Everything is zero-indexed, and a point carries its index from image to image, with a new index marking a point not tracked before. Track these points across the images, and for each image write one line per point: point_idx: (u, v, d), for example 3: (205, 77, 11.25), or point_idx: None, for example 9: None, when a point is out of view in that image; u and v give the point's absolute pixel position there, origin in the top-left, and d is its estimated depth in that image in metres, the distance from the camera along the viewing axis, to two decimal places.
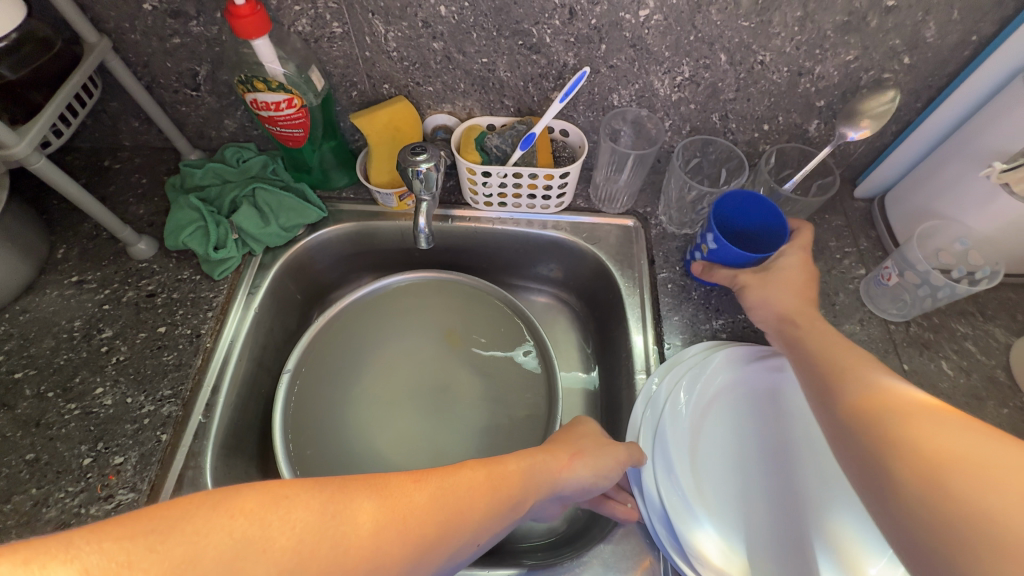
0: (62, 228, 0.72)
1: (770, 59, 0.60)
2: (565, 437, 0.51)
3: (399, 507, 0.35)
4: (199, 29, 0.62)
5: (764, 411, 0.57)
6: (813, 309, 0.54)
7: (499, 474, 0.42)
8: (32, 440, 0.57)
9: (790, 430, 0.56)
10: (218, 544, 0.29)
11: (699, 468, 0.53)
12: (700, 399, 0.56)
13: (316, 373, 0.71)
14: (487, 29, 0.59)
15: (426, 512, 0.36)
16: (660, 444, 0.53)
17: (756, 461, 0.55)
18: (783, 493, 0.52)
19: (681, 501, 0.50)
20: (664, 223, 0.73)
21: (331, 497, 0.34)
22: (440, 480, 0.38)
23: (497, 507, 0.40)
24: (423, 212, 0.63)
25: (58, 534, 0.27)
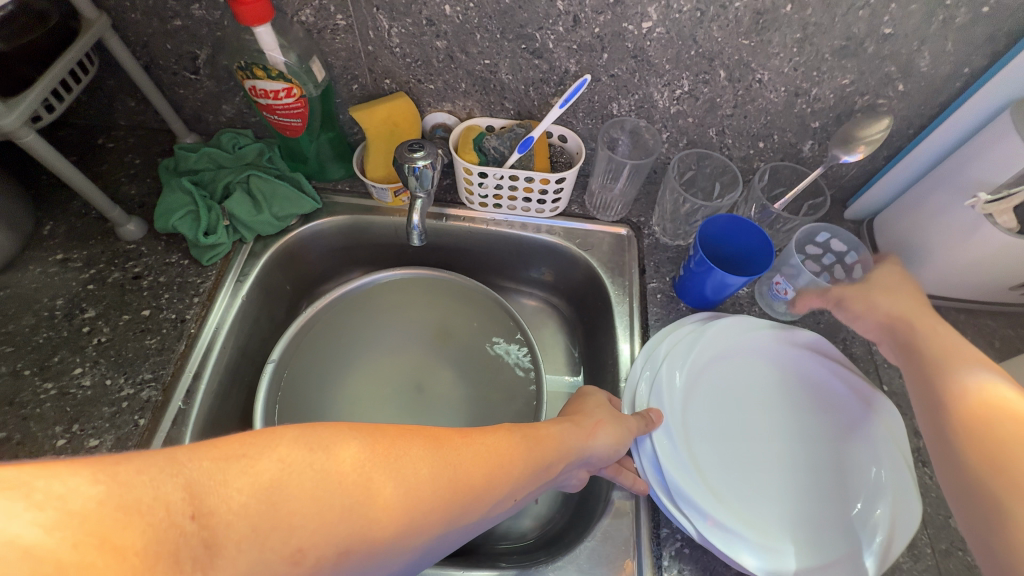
0: (49, 205, 0.71)
1: (768, 78, 0.61)
2: (585, 408, 0.53)
3: (445, 454, 0.37)
4: (201, 13, 0.61)
5: (757, 398, 0.59)
6: (913, 302, 0.52)
7: (534, 436, 0.45)
8: (6, 417, 0.56)
9: (781, 423, 0.58)
10: (306, 470, 0.31)
11: (691, 428, 0.56)
12: (695, 373, 0.59)
13: (304, 348, 0.72)
14: (491, 31, 0.59)
15: (469, 462, 0.38)
16: (656, 397, 0.57)
17: (745, 427, 0.57)
18: (767, 464, 0.55)
19: (675, 458, 0.53)
20: (657, 233, 0.74)
21: (392, 441, 0.36)
22: (478, 436, 0.41)
23: (531, 466, 0.42)
24: (418, 210, 0.63)
25: (158, 450, 0.28)
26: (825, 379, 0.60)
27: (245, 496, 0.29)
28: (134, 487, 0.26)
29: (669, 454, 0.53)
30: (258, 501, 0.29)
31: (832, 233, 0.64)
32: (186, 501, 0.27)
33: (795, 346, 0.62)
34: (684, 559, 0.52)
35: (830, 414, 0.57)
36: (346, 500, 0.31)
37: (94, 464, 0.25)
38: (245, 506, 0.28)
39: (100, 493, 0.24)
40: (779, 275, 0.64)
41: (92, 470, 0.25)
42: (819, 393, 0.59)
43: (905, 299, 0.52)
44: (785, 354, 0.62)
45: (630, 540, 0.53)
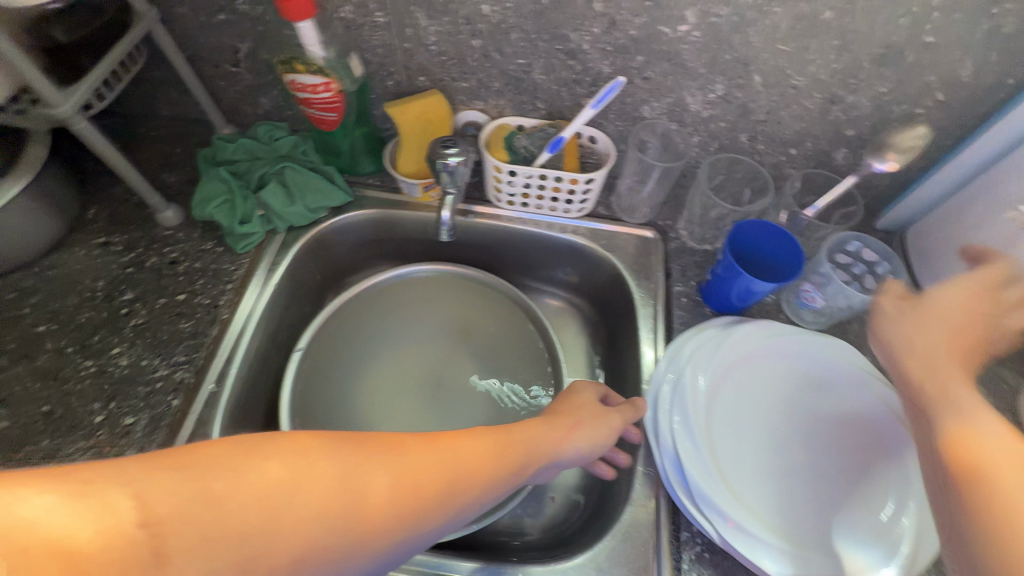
0: (93, 190, 0.74)
1: (804, 84, 0.61)
2: (564, 409, 0.53)
3: (404, 460, 0.37)
4: (244, 7, 0.62)
5: (783, 402, 0.59)
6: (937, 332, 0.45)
7: (504, 440, 0.44)
8: (50, 392, 0.59)
9: (809, 428, 0.57)
10: (258, 483, 0.31)
11: (714, 430, 0.56)
12: (721, 375, 0.59)
13: (332, 338, 0.74)
14: (527, 31, 0.59)
15: (432, 469, 0.38)
16: (678, 398, 0.57)
17: (770, 430, 0.57)
18: (791, 467, 0.54)
19: (697, 459, 0.53)
20: (684, 237, 0.74)
21: (351, 451, 0.36)
22: (443, 443, 0.40)
23: (498, 470, 0.42)
24: (448, 205, 0.64)
25: (112, 460, 0.28)
26: (852, 384, 0.59)
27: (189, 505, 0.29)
28: (81, 500, 0.26)
29: (689, 455, 0.54)
30: (198, 514, 0.29)
31: (863, 243, 0.63)
32: (130, 515, 0.27)
33: (822, 352, 0.61)
34: (704, 563, 0.52)
35: (857, 419, 0.57)
36: (301, 509, 0.32)
37: (46, 476, 0.26)
38: (190, 518, 0.28)
39: (47, 505, 0.25)
40: (808, 283, 0.64)
41: (41, 482, 0.25)
42: (845, 398, 0.58)
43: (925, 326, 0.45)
44: (812, 359, 0.61)
45: (649, 541, 0.53)
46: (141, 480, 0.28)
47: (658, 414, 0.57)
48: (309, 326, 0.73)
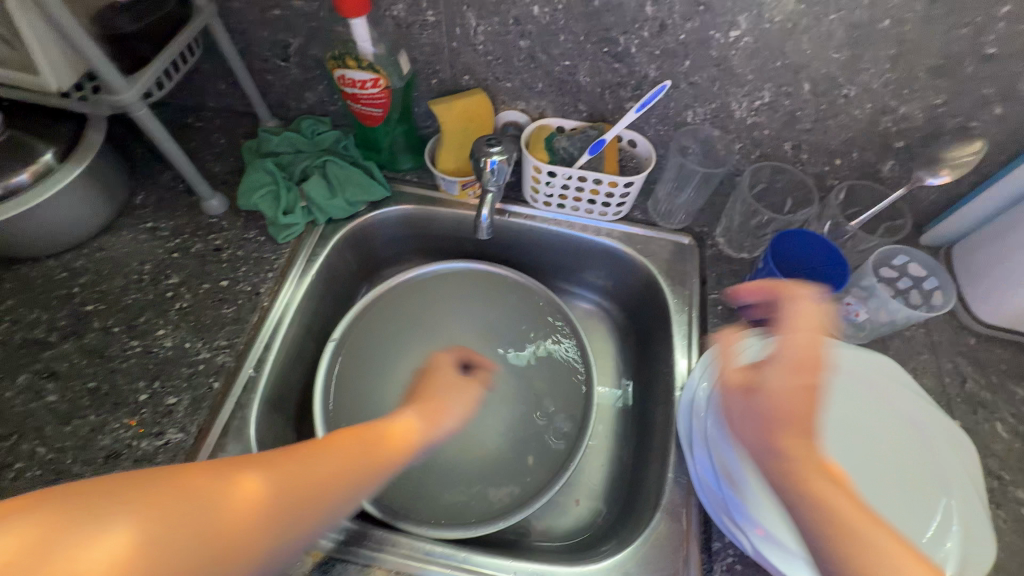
0: (143, 176, 0.77)
1: (855, 94, 0.60)
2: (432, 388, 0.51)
3: (264, 475, 0.38)
4: (299, 4, 0.64)
5: (828, 414, 0.57)
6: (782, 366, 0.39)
7: (360, 433, 0.43)
8: (96, 369, 0.61)
9: (857, 442, 0.55)
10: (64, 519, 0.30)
11: None
12: None
13: (366, 329, 0.74)
14: (576, 33, 0.60)
15: (295, 477, 0.38)
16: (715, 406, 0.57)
17: (812, 441, 0.56)
18: (834, 480, 0.53)
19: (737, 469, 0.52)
20: (721, 244, 0.73)
21: (177, 485, 0.35)
22: (302, 448, 0.40)
23: (373, 467, 0.42)
24: (488, 203, 0.65)
25: None
26: (898, 398, 0.58)
27: None
28: None
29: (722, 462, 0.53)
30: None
31: (910, 257, 0.62)
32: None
33: (867, 364, 0.60)
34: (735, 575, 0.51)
35: (904, 434, 0.55)
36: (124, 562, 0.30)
37: None
38: None
39: None
40: (851, 296, 0.63)
41: None
42: (891, 411, 0.57)
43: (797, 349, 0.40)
44: (857, 369, 0.59)
45: (680, 549, 0.53)
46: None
47: (693, 420, 0.57)
48: (345, 317, 0.74)
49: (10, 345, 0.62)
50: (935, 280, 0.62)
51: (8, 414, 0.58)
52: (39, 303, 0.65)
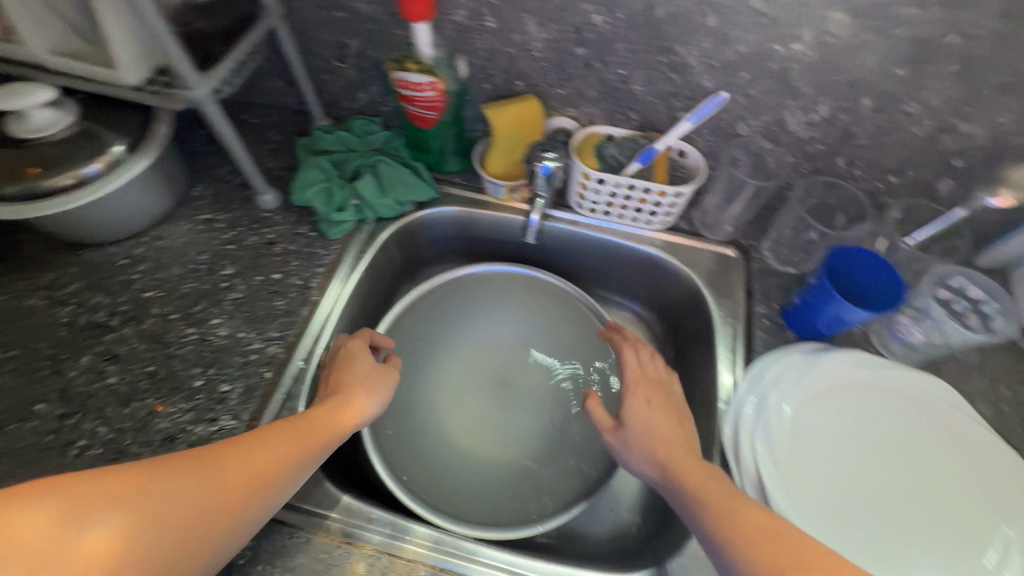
0: (200, 169, 0.79)
1: (916, 111, 0.59)
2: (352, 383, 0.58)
3: (218, 462, 0.44)
4: (362, 7, 0.65)
5: (870, 434, 0.58)
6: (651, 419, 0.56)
7: (311, 424, 0.51)
8: (155, 354, 0.63)
9: (901, 463, 0.56)
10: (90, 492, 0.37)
11: (799, 457, 0.56)
12: (805, 401, 0.59)
13: (407, 327, 0.75)
14: (634, 43, 0.60)
15: (238, 467, 0.45)
16: (762, 420, 0.57)
17: (856, 460, 0.56)
18: (877, 500, 0.54)
19: (782, 485, 0.54)
20: (767, 258, 0.72)
21: (161, 478, 0.40)
22: (247, 441, 0.47)
23: (304, 456, 0.49)
24: (537, 208, 0.68)
25: None
26: (940, 421, 0.58)
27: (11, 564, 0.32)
28: None
29: (772, 481, 0.54)
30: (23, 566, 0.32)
31: (968, 279, 0.63)
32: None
33: (911, 385, 0.60)
34: None
35: (945, 458, 0.56)
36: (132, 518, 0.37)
37: None
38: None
39: None
40: (905, 315, 0.63)
41: None
42: (932, 434, 0.58)
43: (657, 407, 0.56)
44: (899, 391, 0.60)
45: None
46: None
47: (740, 433, 0.57)
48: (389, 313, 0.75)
49: (74, 327, 0.65)
50: (993, 304, 0.62)
51: (72, 393, 0.60)
52: (102, 288, 0.68)
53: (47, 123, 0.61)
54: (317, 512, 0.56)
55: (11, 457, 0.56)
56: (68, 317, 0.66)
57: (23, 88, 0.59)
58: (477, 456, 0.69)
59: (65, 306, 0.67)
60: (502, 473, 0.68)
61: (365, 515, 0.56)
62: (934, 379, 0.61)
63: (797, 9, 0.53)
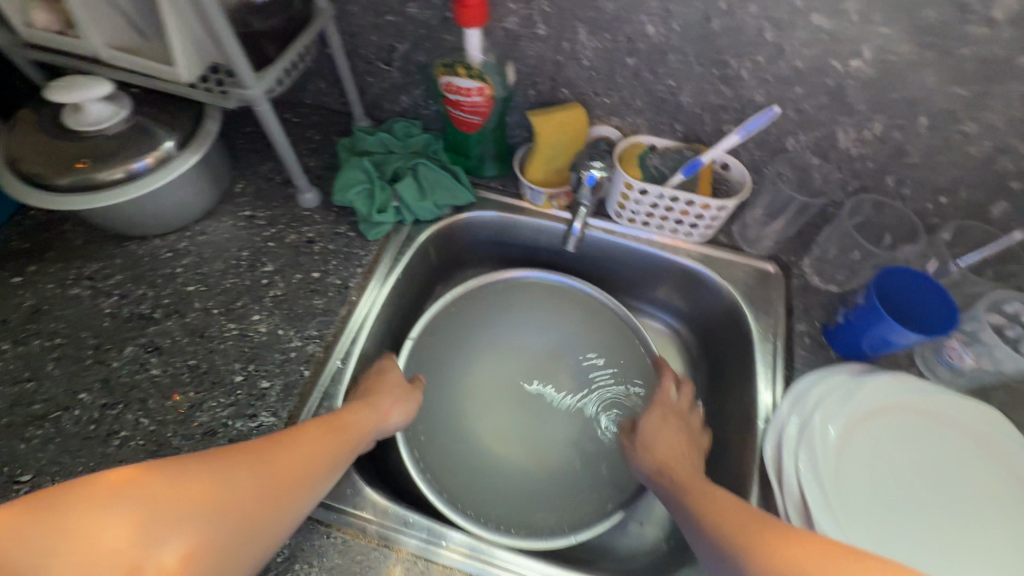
0: (242, 166, 0.80)
1: (975, 131, 0.57)
2: (379, 388, 0.60)
3: (262, 457, 0.44)
4: (414, 12, 0.66)
5: (917, 459, 0.57)
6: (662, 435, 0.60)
7: (342, 422, 0.52)
8: (197, 347, 0.64)
9: (951, 491, 0.55)
10: (156, 502, 0.36)
11: (843, 480, 0.55)
12: (850, 423, 0.58)
13: (442, 331, 0.75)
14: (686, 54, 0.60)
15: (284, 461, 0.45)
16: (806, 441, 0.57)
17: (902, 485, 0.55)
18: (927, 528, 0.53)
19: (827, 509, 0.53)
20: (808, 275, 0.71)
21: (207, 470, 0.40)
22: (284, 436, 0.47)
23: (338, 453, 0.50)
24: (580, 217, 0.67)
25: None
26: (989, 450, 0.57)
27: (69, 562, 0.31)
28: None
29: (817, 504, 0.53)
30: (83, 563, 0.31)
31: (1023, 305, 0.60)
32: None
33: (960, 411, 0.59)
34: None
35: (995, 487, 0.55)
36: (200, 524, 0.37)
37: None
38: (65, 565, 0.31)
39: None
40: (956, 339, 0.60)
41: None
42: (981, 462, 0.56)
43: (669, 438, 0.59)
44: (947, 416, 0.59)
45: None
46: (42, 542, 0.31)
47: (783, 452, 0.57)
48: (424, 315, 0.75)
49: (118, 318, 0.66)
50: None
51: (115, 383, 0.61)
52: (145, 280, 0.69)
53: (102, 117, 0.62)
54: (353, 513, 0.56)
55: (56, 445, 0.57)
56: (111, 307, 0.67)
57: (86, 80, 0.59)
58: (509, 463, 0.68)
59: (109, 296, 0.67)
60: (534, 482, 0.66)
61: (401, 519, 0.56)
62: (985, 406, 0.59)
63: (859, 25, 0.53)
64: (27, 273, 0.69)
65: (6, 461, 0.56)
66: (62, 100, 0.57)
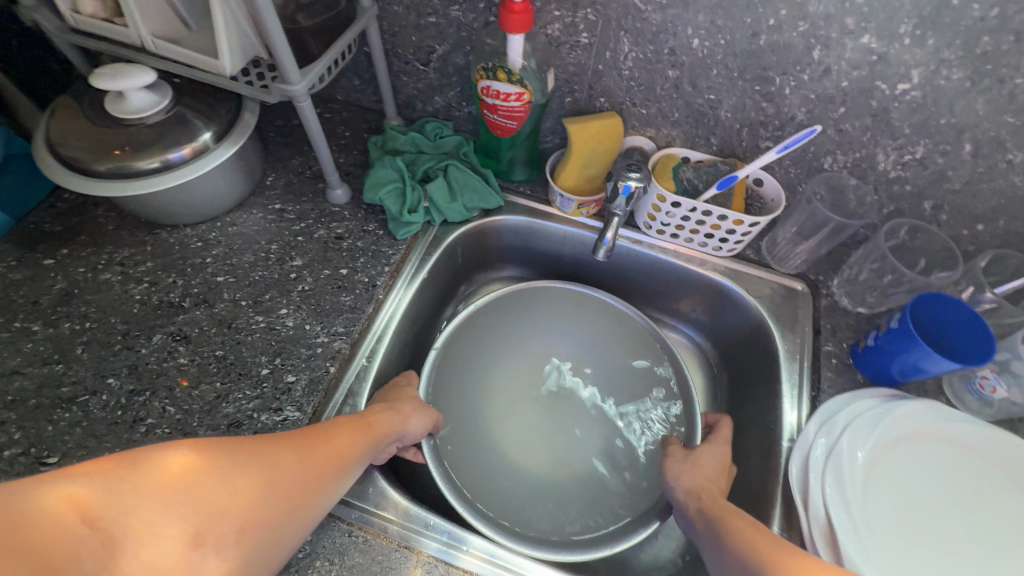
0: (273, 159, 0.81)
1: (1020, 160, 0.57)
2: (405, 395, 0.60)
3: (302, 447, 0.45)
4: (457, 14, 0.66)
5: (945, 489, 0.56)
6: (703, 464, 0.58)
7: (370, 422, 0.53)
8: (224, 338, 0.64)
9: (982, 522, 0.54)
10: (217, 483, 0.36)
11: (869, 505, 0.55)
12: (878, 448, 0.58)
13: (465, 334, 0.75)
14: (730, 69, 0.60)
15: (323, 455, 0.46)
16: (833, 463, 0.56)
17: (930, 515, 0.55)
18: (954, 559, 0.52)
19: (852, 534, 0.52)
20: (837, 296, 0.70)
21: (256, 454, 0.41)
22: (324, 430, 0.48)
23: (366, 451, 0.51)
24: (612, 227, 0.68)
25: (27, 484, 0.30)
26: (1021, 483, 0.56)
27: (141, 522, 0.31)
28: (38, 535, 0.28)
29: (843, 528, 0.53)
30: (150, 526, 0.32)
31: None
32: (129, 543, 0.30)
33: (990, 441, 0.58)
34: None
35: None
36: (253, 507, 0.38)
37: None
38: (136, 527, 0.31)
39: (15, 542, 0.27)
40: (988, 368, 0.60)
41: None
42: (1012, 494, 0.55)
43: (710, 467, 0.57)
44: (976, 447, 0.58)
45: None
46: (126, 497, 0.32)
47: (809, 474, 0.56)
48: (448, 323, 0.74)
49: (147, 305, 0.66)
50: None
51: (142, 369, 0.61)
52: (176, 268, 0.69)
53: (144, 106, 0.62)
54: (375, 513, 0.56)
55: (83, 428, 0.57)
56: (141, 294, 0.67)
57: (131, 69, 0.60)
58: (529, 472, 0.67)
59: (139, 283, 0.68)
60: (554, 491, 0.66)
61: (423, 521, 0.55)
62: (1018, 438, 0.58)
63: (910, 48, 0.52)
64: (59, 256, 0.70)
65: (33, 442, 0.56)
66: (106, 87, 0.58)
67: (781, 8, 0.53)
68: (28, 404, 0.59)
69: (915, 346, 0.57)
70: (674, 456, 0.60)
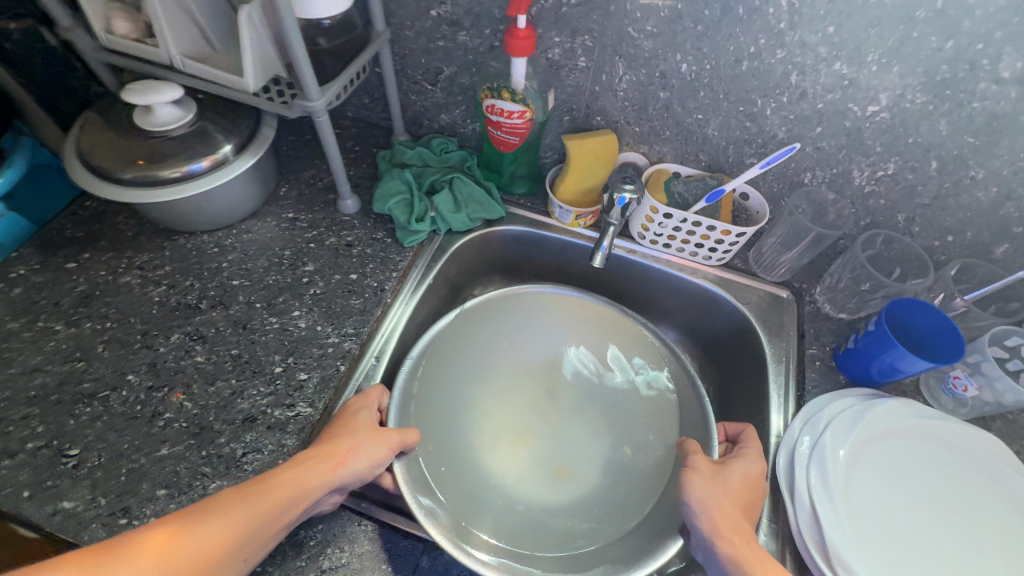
0: (286, 171, 0.85)
1: (982, 176, 0.62)
2: (343, 434, 0.56)
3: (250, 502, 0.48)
4: (464, 39, 0.71)
5: (920, 481, 0.59)
6: (734, 492, 0.56)
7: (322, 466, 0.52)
8: (240, 338, 0.67)
9: (955, 510, 0.58)
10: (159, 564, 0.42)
11: (851, 496, 0.58)
12: (859, 443, 0.61)
13: (453, 335, 0.76)
14: (716, 91, 0.65)
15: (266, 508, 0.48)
16: (817, 456, 0.60)
17: (907, 504, 0.58)
18: (927, 544, 0.55)
19: (836, 522, 0.56)
20: (819, 303, 0.75)
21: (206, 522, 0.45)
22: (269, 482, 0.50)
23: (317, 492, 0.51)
24: (608, 235, 0.72)
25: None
26: (989, 473, 0.60)
27: None
28: None
29: (827, 515, 0.56)
30: None
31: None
32: None
33: (961, 436, 0.62)
34: None
35: (994, 508, 0.57)
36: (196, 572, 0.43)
37: None
38: None
39: None
40: (961, 369, 0.64)
41: None
42: (981, 484, 0.59)
43: (738, 494, 0.56)
44: (950, 441, 0.62)
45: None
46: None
47: (795, 466, 0.60)
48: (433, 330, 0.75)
49: (165, 307, 0.69)
50: None
51: (160, 367, 0.64)
52: (192, 273, 0.73)
53: (169, 120, 0.67)
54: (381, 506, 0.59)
55: (103, 422, 0.60)
56: (159, 297, 0.70)
57: (158, 84, 0.64)
58: (529, 474, 0.69)
59: (157, 286, 0.71)
60: (547, 488, 0.68)
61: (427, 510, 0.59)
62: (985, 433, 0.62)
63: (878, 74, 0.58)
64: (81, 259, 0.73)
65: (55, 435, 0.59)
66: (134, 101, 0.62)
67: (761, 38, 0.59)
68: (50, 399, 0.61)
69: (886, 350, 0.62)
70: (700, 476, 0.57)
